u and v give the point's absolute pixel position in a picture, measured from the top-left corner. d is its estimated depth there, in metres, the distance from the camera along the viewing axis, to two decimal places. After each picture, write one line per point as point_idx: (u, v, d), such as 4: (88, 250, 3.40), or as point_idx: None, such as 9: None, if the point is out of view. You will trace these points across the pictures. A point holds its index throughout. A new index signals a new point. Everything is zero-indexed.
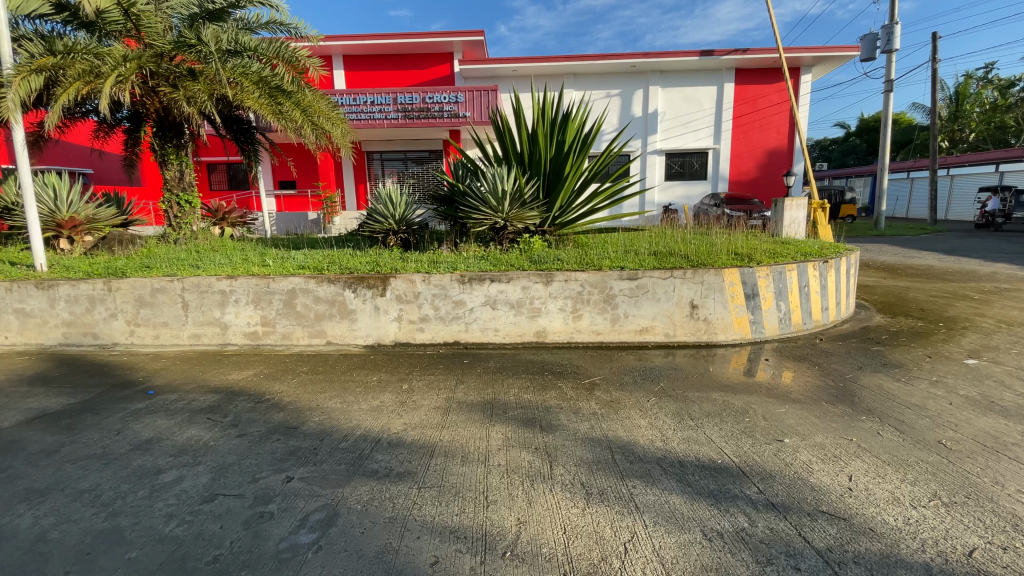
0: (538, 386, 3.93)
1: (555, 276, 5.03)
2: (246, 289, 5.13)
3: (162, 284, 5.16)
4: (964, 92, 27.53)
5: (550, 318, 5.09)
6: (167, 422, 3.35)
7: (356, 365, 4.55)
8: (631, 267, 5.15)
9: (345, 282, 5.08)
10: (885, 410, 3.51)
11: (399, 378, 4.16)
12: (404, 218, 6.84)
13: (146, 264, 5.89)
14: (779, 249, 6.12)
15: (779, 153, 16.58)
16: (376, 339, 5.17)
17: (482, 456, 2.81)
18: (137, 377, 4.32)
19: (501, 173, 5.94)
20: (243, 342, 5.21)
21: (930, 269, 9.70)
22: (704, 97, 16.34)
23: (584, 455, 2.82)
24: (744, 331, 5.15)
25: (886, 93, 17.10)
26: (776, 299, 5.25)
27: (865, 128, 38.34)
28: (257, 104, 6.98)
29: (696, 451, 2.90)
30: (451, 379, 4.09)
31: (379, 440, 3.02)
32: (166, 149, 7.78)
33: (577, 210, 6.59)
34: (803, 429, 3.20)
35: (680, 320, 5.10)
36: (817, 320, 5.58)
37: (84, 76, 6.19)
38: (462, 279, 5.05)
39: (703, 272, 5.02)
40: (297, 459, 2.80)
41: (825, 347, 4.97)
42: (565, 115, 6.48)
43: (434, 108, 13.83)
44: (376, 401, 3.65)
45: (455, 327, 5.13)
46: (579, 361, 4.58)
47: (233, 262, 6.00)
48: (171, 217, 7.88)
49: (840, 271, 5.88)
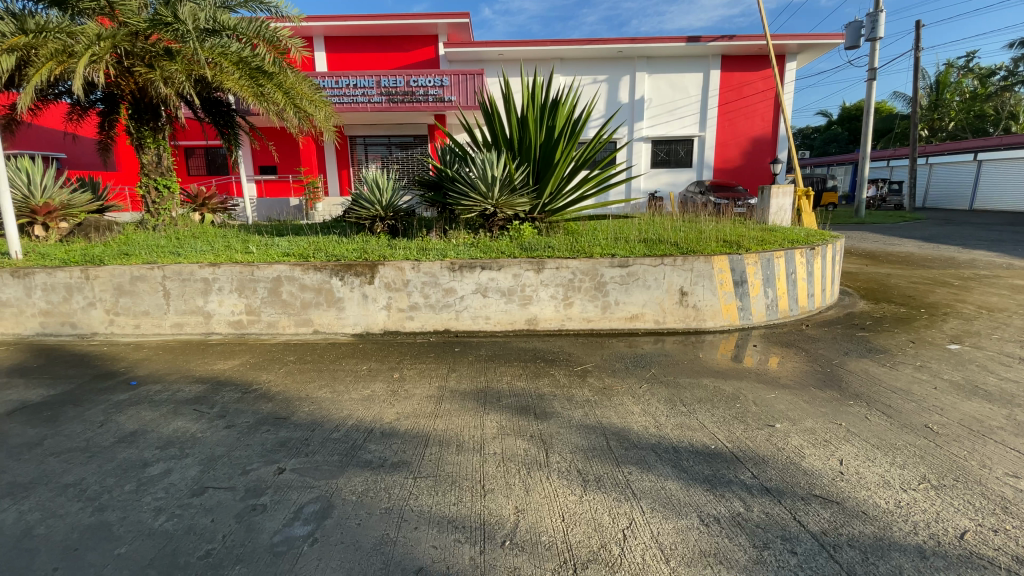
0: (530, 373, 3.92)
1: (546, 263, 5.00)
2: (230, 277, 5.00)
3: (143, 272, 5.01)
4: (944, 81, 27.97)
5: (541, 305, 5.07)
6: (152, 413, 3.27)
7: (345, 354, 4.49)
8: (622, 254, 5.14)
9: (332, 270, 4.98)
10: (872, 395, 3.59)
11: (389, 366, 4.11)
12: (391, 205, 6.71)
13: (124, 251, 5.72)
14: (766, 236, 6.14)
15: (764, 141, 16.70)
16: (365, 327, 5.09)
17: (476, 444, 2.78)
18: (120, 368, 4.20)
19: (491, 159, 5.86)
20: (227, 331, 5.11)
21: (912, 256, 9.87)
22: (691, 83, 16.32)
23: (579, 442, 2.81)
24: (732, 317, 5.19)
25: (870, 81, 17.28)
26: (763, 286, 5.29)
27: (848, 116, 38.73)
28: (238, 86, 6.82)
29: (689, 436, 2.92)
30: (443, 367, 4.05)
31: (372, 430, 2.97)
32: (142, 132, 7.51)
33: (567, 197, 6.56)
34: (794, 414, 3.25)
35: (670, 307, 5.11)
36: (803, 306, 5.64)
37: (56, 55, 5.91)
38: (453, 267, 4.99)
39: (693, 259, 5.03)
40: (288, 450, 2.75)
41: (812, 333, 5.04)
42: (555, 99, 6.42)
43: (419, 92, 13.68)
44: (367, 390, 3.60)
45: (445, 316, 5.08)
46: (570, 348, 4.57)
47: (215, 249, 5.85)
48: (149, 202, 7.69)
49: (826, 258, 5.94)
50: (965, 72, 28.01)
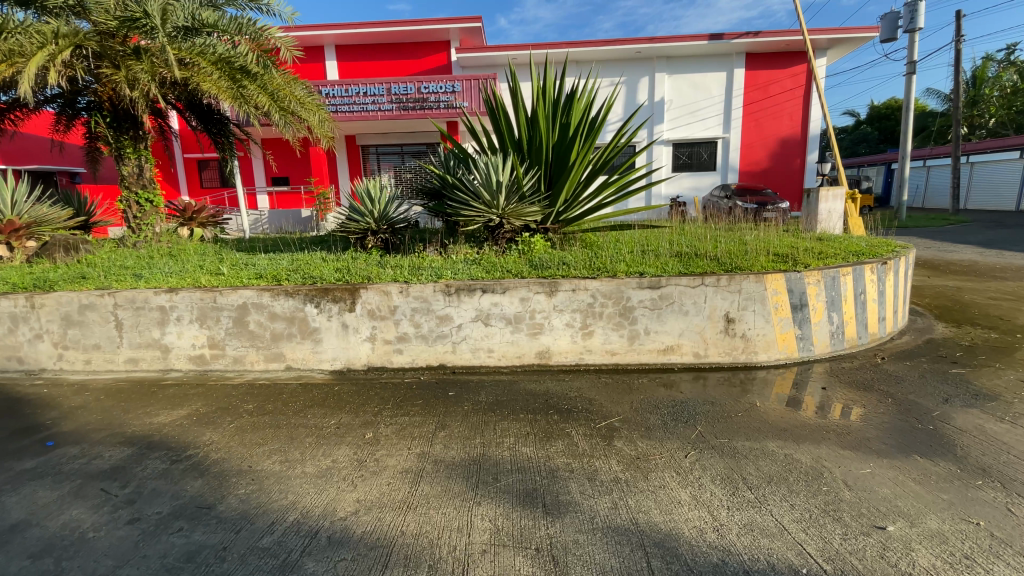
0: (540, 432, 3.03)
1: (560, 285, 4.14)
2: (190, 305, 4.25)
3: (91, 299, 4.29)
4: (981, 76, 25.94)
5: (554, 336, 4.21)
6: (47, 496, 2.51)
7: (316, 400, 3.67)
8: (652, 273, 4.27)
9: (306, 295, 4.20)
10: (1005, 470, 2.63)
11: (365, 421, 3.26)
12: (385, 217, 5.89)
13: (82, 273, 5.04)
14: (823, 247, 5.20)
15: (795, 141, 15.60)
16: (346, 362, 4.30)
17: (457, 567, 1.93)
18: (45, 419, 3.47)
19: (496, 162, 5.05)
20: (187, 367, 4.35)
21: (975, 264, 8.73)
22: (715, 82, 15.37)
23: (606, 562, 1.94)
24: (790, 349, 4.24)
25: (909, 75, 16.06)
26: (827, 310, 4.32)
27: (877, 115, 37.05)
28: (216, 88, 6.16)
29: (767, 550, 2.02)
30: (430, 423, 3.19)
31: (317, 535, 2.14)
32: (121, 141, 6.94)
33: (584, 204, 5.71)
34: (908, 507, 2.32)
35: (713, 337, 4.20)
36: (873, 333, 4.66)
37: (9, 56, 5.35)
38: (448, 290, 4.17)
39: (741, 278, 4.12)
40: (193, 572, 1.94)
41: (890, 369, 4.08)
42: (570, 93, 5.61)
43: (430, 98, 13.04)
44: (327, 460, 2.77)
45: (440, 348, 4.26)
46: (592, 393, 3.67)
47: (185, 270, 5.14)
48: (130, 217, 7.10)
49: (898, 274, 4.95)
50: (1005, 65, 25.91)
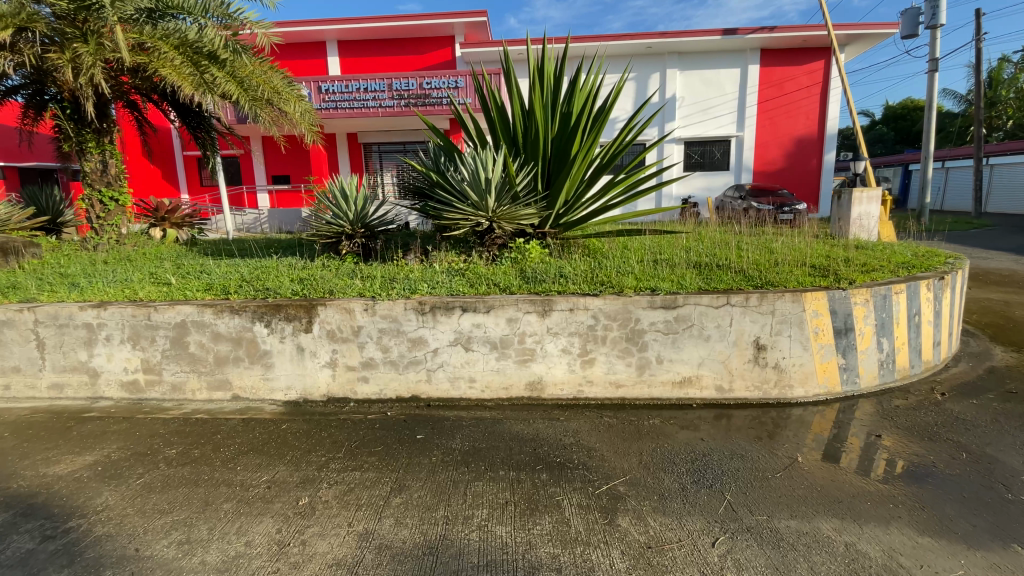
0: (523, 501, 2.36)
1: (555, 305, 3.46)
2: (120, 323, 3.63)
3: (8, 315, 3.68)
4: (998, 77, 25.01)
5: (548, 363, 3.53)
6: None
7: (255, 443, 3.02)
8: (667, 290, 3.59)
9: (254, 313, 3.56)
10: None
11: (305, 478, 2.60)
12: (362, 219, 5.21)
13: (11, 282, 4.41)
14: (865, 258, 4.48)
15: (813, 140, 14.78)
16: (302, 392, 3.65)
17: None
18: None
19: (485, 157, 4.38)
20: (119, 395, 3.73)
21: (1016, 275, 7.93)
22: (730, 78, 14.61)
23: None
24: (832, 381, 3.53)
25: (933, 72, 15.23)
26: (876, 335, 3.61)
27: (892, 116, 36.02)
28: (174, 71, 5.52)
29: None
30: (388, 483, 2.53)
31: None
32: (83, 134, 6.35)
33: (586, 207, 5.02)
34: None
35: (739, 367, 3.50)
36: (926, 361, 3.94)
37: None
38: (422, 308, 3.51)
39: (774, 297, 3.42)
40: None
41: (955, 408, 3.36)
42: (571, 82, 4.96)
43: (433, 95, 12.37)
44: (239, 543, 2.10)
45: (412, 377, 3.60)
46: (592, 440, 2.98)
47: (131, 279, 4.51)
48: (92, 217, 6.52)
49: (954, 290, 4.22)
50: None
